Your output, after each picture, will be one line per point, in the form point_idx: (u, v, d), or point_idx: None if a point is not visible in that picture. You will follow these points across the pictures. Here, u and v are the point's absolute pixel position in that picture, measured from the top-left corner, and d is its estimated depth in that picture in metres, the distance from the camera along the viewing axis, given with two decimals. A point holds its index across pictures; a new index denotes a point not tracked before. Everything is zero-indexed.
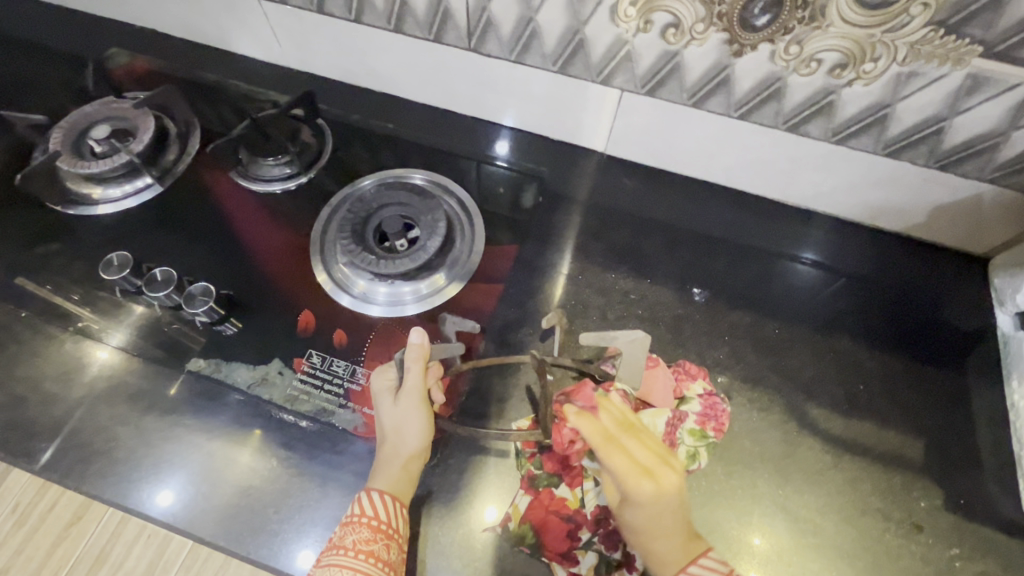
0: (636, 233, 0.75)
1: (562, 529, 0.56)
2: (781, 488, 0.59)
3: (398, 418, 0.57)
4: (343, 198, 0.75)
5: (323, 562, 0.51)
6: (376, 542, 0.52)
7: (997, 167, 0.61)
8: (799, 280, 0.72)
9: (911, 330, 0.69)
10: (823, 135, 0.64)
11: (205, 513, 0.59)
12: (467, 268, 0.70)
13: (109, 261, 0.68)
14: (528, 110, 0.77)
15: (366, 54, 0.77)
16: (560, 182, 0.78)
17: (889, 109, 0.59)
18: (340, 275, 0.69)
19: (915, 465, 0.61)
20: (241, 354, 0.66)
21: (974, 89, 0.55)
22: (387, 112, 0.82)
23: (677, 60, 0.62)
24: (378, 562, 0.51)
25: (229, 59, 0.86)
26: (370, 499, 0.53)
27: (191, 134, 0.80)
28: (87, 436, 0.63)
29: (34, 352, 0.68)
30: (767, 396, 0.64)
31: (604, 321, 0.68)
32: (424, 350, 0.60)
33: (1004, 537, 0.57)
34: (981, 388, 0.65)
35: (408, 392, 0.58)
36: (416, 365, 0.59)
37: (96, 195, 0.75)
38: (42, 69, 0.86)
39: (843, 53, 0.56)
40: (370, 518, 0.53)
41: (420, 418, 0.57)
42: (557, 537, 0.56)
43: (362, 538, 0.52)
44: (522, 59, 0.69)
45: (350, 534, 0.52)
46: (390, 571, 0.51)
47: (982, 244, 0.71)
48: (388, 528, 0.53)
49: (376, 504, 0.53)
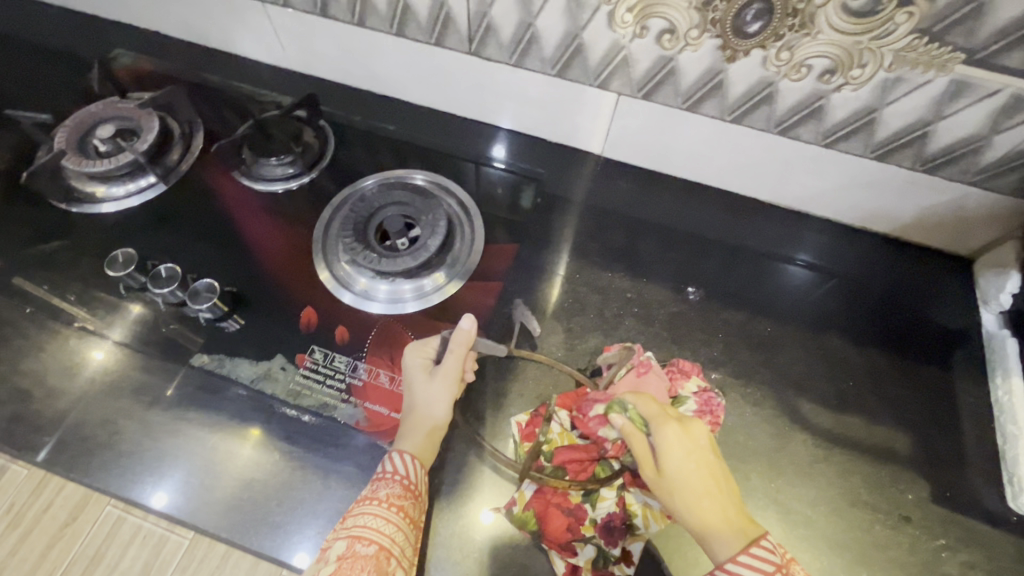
0: (632, 232, 0.77)
1: (564, 521, 0.57)
2: (774, 481, 0.61)
3: (431, 395, 0.59)
4: (345, 198, 0.76)
5: (355, 512, 0.54)
6: (406, 499, 0.55)
7: (981, 170, 0.63)
8: (793, 280, 0.74)
9: (900, 328, 0.70)
10: (813, 139, 0.66)
11: (208, 505, 0.60)
12: (467, 266, 0.71)
13: (114, 258, 0.69)
14: (527, 113, 0.79)
15: (368, 57, 0.79)
16: (558, 184, 0.80)
17: (876, 114, 0.61)
18: (342, 274, 0.70)
19: (903, 458, 0.62)
20: (244, 350, 0.66)
21: (957, 95, 0.57)
22: (389, 114, 0.84)
23: (671, 65, 0.64)
24: (405, 518, 0.54)
25: (232, 61, 0.87)
26: (405, 460, 0.56)
27: (195, 135, 0.81)
28: (92, 429, 0.64)
29: (40, 347, 0.69)
30: (759, 391, 0.66)
31: (601, 319, 0.70)
32: (471, 336, 0.62)
33: (988, 528, 0.59)
34: (966, 384, 0.67)
35: (445, 373, 0.60)
36: (456, 354, 0.61)
37: (100, 194, 0.77)
38: (47, 69, 0.87)
39: (832, 59, 0.58)
40: (404, 477, 0.55)
41: (446, 397, 0.59)
42: (559, 529, 0.56)
43: (394, 493, 0.54)
44: (521, 63, 0.70)
45: (382, 489, 0.55)
46: (415, 527, 0.54)
47: (967, 245, 0.73)
48: (416, 488, 0.55)
49: (408, 466, 0.55)
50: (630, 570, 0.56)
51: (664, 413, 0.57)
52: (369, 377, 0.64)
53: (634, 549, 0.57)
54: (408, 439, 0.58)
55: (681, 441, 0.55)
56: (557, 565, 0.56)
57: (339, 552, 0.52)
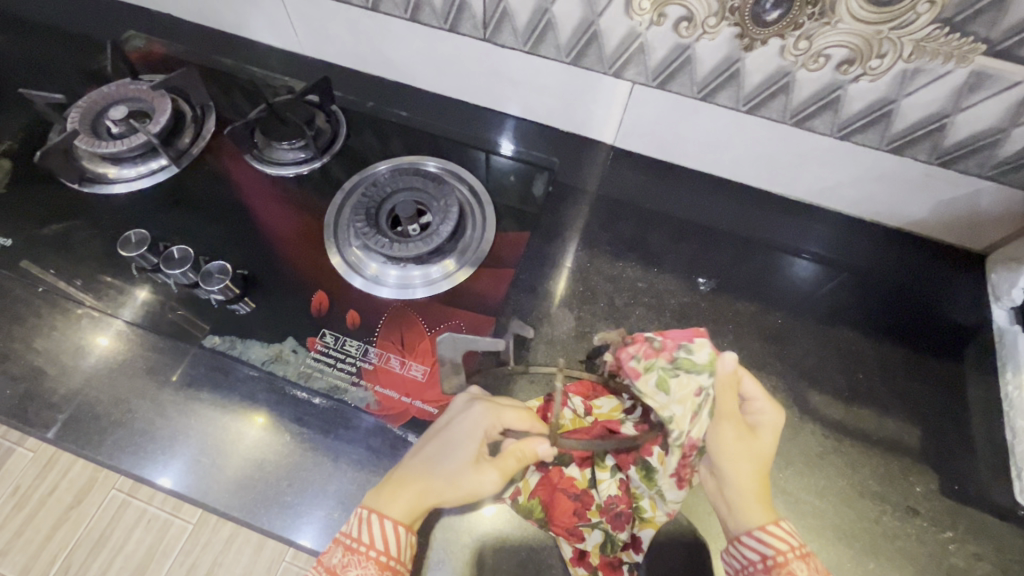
0: (643, 224, 0.77)
1: (570, 507, 0.58)
2: (783, 471, 0.61)
3: (457, 474, 0.55)
4: (357, 183, 0.76)
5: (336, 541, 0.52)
6: (354, 551, 0.51)
7: (997, 164, 0.63)
8: (801, 275, 0.74)
9: (912, 322, 0.70)
10: (829, 130, 0.66)
11: (219, 484, 0.60)
12: (478, 254, 0.71)
13: (126, 238, 0.69)
14: (540, 102, 0.78)
15: (382, 43, 0.79)
16: (570, 173, 0.80)
17: (894, 105, 0.61)
18: (353, 258, 0.70)
19: (912, 450, 0.62)
20: (256, 332, 0.66)
21: (976, 86, 0.56)
22: (401, 100, 0.84)
23: (688, 53, 0.64)
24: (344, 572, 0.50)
25: (245, 45, 0.87)
26: (371, 522, 0.51)
27: (206, 117, 0.81)
28: (104, 407, 0.64)
29: (52, 327, 0.69)
30: (770, 382, 0.66)
31: (612, 308, 0.70)
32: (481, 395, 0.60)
33: (995, 521, 0.59)
34: (977, 378, 0.67)
35: (466, 424, 0.57)
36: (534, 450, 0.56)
37: (112, 174, 0.77)
38: (59, 51, 0.87)
39: (850, 49, 0.57)
40: (363, 543, 0.51)
41: (469, 434, 0.56)
42: (566, 513, 0.57)
43: (342, 548, 0.51)
44: (536, 50, 0.70)
45: (354, 565, 0.50)
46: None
47: (981, 241, 0.73)
48: (390, 563, 0.51)
49: (374, 532, 0.51)
50: (637, 557, 0.57)
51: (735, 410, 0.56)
52: (380, 361, 0.64)
53: (643, 536, 0.57)
54: (397, 502, 0.53)
55: (754, 436, 0.56)
56: (565, 550, 0.57)
57: (332, 563, 0.50)
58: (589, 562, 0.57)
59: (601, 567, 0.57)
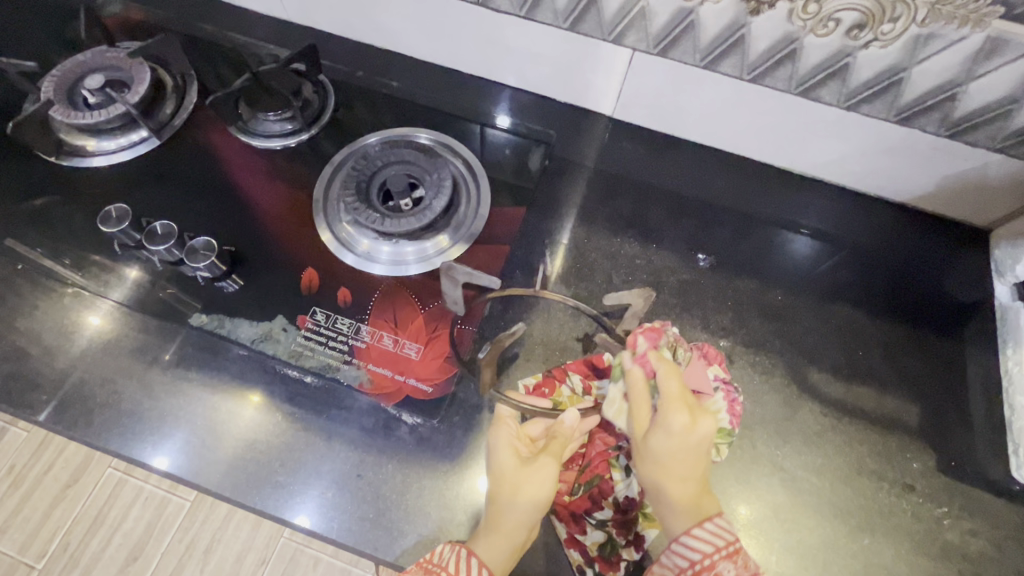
0: (641, 200, 0.74)
1: (585, 498, 0.58)
2: (780, 449, 0.61)
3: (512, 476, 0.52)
4: (347, 156, 0.73)
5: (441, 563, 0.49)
6: None
7: (1007, 136, 0.61)
8: (803, 252, 0.72)
9: (912, 298, 0.69)
10: (835, 100, 0.64)
11: (210, 463, 0.59)
12: (472, 229, 0.69)
13: (107, 214, 0.66)
14: (536, 72, 0.75)
15: (371, 9, 0.75)
16: (567, 147, 0.77)
17: (905, 74, 0.58)
18: (344, 234, 0.68)
19: (911, 428, 0.62)
20: (245, 311, 0.65)
21: (992, 53, 0.54)
22: (392, 69, 0.80)
23: (691, 18, 0.61)
24: None
25: (227, 10, 0.83)
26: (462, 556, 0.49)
27: (188, 86, 0.78)
28: (91, 388, 0.63)
29: (35, 305, 0.67)
30: (769, 360, 0.65)
31: (609, 285, 0.68)
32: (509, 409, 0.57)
33: (991, 497, 0.59)
34: (976, 354, 0.66)
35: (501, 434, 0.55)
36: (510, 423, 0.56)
37: (90, 147, 0.73)
38: (31, 16, 0.83)
39: (862, 13, 0.54)
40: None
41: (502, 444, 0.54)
42: (579, 498, 0.58)
43: None
44: (531, 15, 0.67)
45: None
46: None
47: (983, 217, 0.72)
48: None
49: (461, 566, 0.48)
50: (638, 556, 0.56)
51: (681, 401, 0.51)
52: (373, 339, 0.63)
53: (647, 535, 0.57)
54: (494, 541, 0.50)
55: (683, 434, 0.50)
56: (560, 532, 0.57)
57: None
58: (584, 549, 0.56)
59: (601, 564, 0.55)
